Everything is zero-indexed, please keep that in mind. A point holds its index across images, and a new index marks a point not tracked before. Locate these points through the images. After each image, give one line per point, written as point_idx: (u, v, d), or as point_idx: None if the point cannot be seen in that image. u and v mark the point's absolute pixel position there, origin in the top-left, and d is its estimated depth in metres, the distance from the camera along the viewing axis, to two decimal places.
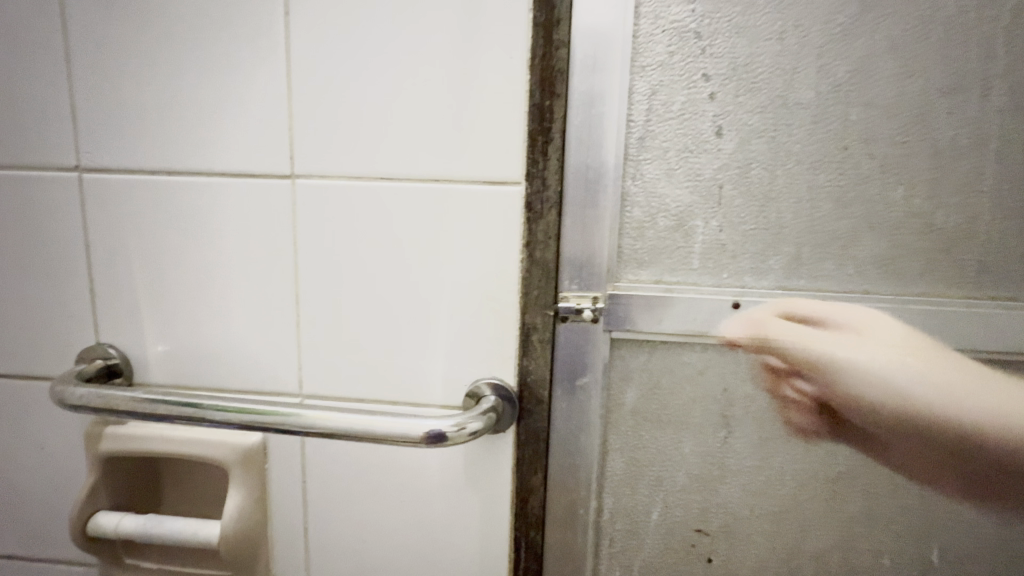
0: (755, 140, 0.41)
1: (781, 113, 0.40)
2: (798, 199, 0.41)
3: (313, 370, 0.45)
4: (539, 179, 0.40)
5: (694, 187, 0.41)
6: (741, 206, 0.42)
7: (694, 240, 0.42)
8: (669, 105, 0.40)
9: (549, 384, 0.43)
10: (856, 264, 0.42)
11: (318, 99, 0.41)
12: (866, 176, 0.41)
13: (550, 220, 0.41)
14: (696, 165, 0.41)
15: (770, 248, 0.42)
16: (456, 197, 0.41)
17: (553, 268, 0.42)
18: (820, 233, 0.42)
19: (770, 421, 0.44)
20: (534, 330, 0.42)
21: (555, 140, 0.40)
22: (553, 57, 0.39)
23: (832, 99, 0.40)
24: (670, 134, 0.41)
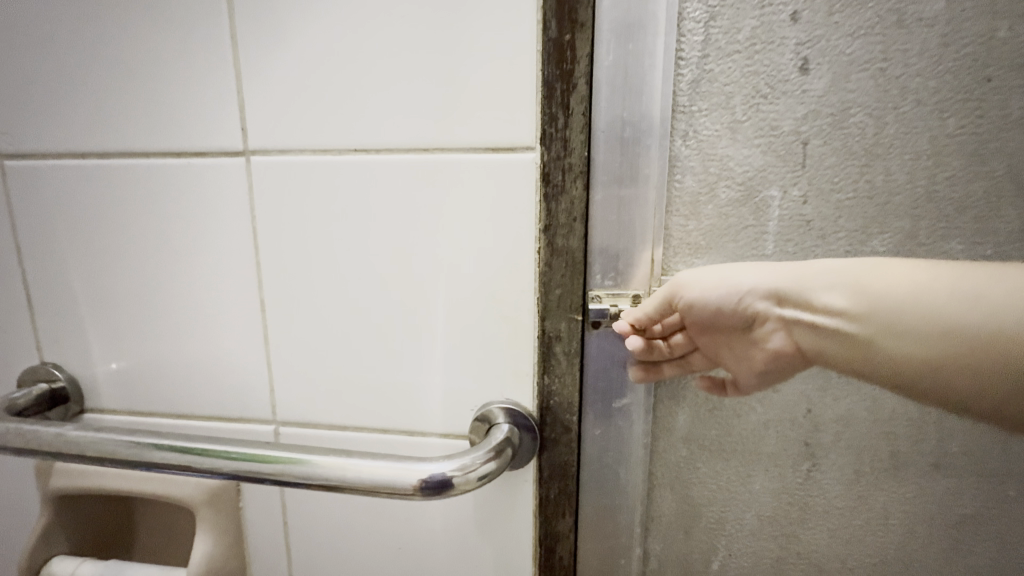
0: (855, 75, 0.30)
1: (896, 35, 0.29)
2: (917, 153, 0.30)
3: (287, 391, 0.37)
4: (558, 142, 0.30)
5: (768, 145, 0.31)
6: (837, 168, 0.31)
7: (768, 217, 0.32)
8: (735, 32, 0.29)
9: (578, 407, 0.34)
10: (996, 241, 0.31)
11: (271, 52, 0.32)
12: (1016, 119, 0.30)
13: (575, 197, 0.31)
14: (772, 114, 0.30)
15: (876, 222, 0.31)
16: (450, 171, 0.32)
17: (580, 260, 0.32)
18: (949, 201, 0.31)
19: (872, 452, 0.34)
20: (557, 340, 0.33)
21: (579, 89, 0.30)
22: None
23: (964, 17, 0.29)
24: (735, 74, 0.30)
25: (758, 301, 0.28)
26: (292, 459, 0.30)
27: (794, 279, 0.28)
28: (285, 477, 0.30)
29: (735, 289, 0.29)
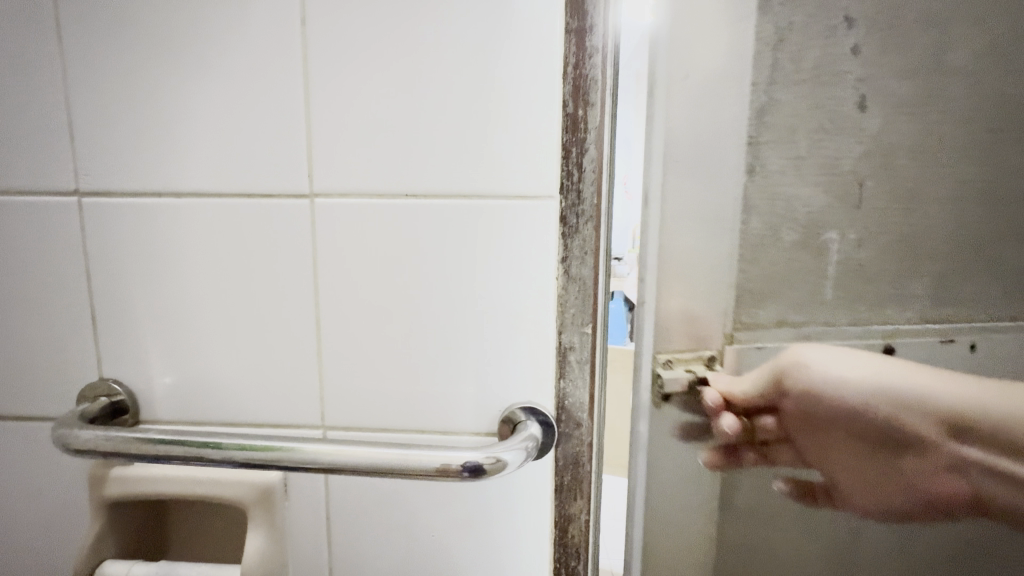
0: (904, 127, 0.60)
1: (860, 101, 0.58)
2: (857, 192, 0.60)
3: (335, 399, 0.42)
4: (574, 192, 0.39)
5: (807, 172, 0.59)
6: (866, 194, 0.61)
7: (796, 231, 0.61)
8: (802, 64, 0.56)
9: (588, 407, 0.41)
10: (873, 283, 0.64)
11: (340, 114, 0.39)
12: (907, 177, 0.61)
13: (586, 234, 0.39)
14: (807, 146, 0.58)
15: (847, 229, 0.61)
16: (486, 213, 0.39)
17: (591, 285, 0.40)
18: (866, 229, 0.62)
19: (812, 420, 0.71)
20: (571, 350, 0.40)
21: (590, 151, 0.38)
22: (586, 65, 0.37)
23: (887, 126, 0.59)
24: (811, 117, 0.58)
25: (848, 385, 0.67)
26: (284, 447, 0.36)
27: (865, 380, 0.67)
28: (333, 466, 0.37)
29: (831, 379, 0.67)
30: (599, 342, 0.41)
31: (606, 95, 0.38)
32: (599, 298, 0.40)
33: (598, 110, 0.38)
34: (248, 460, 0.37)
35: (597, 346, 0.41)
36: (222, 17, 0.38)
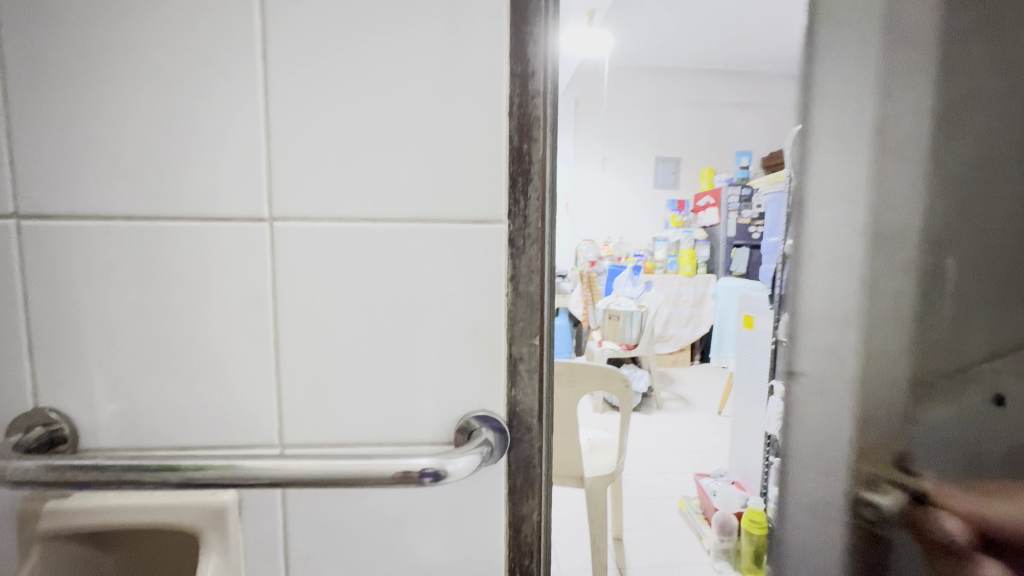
0: (947, 162, 0.77)
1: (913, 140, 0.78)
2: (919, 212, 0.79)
3: (293, 416, 0.43)
4: (520, 217, 0.43)
5: (916, 197, 0.79)
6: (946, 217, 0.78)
7: (946, 264, 0.78)
8: (901, 111, 0.77)
9: (537, 412, 0.45)
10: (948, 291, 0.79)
11: (301, 143, 0.41)
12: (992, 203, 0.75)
13: (532, 255, 0.43)
14: (901, 173, 0.79)
15: (957, 249, 0.78)
16: (440, 236, 0.42)
17: (537, 300, 0.44)
18: (977, 248, 0.77)
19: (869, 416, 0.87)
20: (522, 360, 0.44)
21: (534, 180, 0.43)
22: (529, 105, 0.42)
23: (947, 158, 0.76)
24: (915, 152, 0.78)
25: None
26: (239, 463, 0.38)
27: None
28: (292, 480, 0.38)
29: None
30: (546, 352, 0.45)
31: (548, 131, 0.43)
32: (546, 312, 0.44)
33: (541, 144, 0.43)
34: (204, 480, 0.37)
35: (545, 356, 0.45)
36: (181, 48, 0.40)
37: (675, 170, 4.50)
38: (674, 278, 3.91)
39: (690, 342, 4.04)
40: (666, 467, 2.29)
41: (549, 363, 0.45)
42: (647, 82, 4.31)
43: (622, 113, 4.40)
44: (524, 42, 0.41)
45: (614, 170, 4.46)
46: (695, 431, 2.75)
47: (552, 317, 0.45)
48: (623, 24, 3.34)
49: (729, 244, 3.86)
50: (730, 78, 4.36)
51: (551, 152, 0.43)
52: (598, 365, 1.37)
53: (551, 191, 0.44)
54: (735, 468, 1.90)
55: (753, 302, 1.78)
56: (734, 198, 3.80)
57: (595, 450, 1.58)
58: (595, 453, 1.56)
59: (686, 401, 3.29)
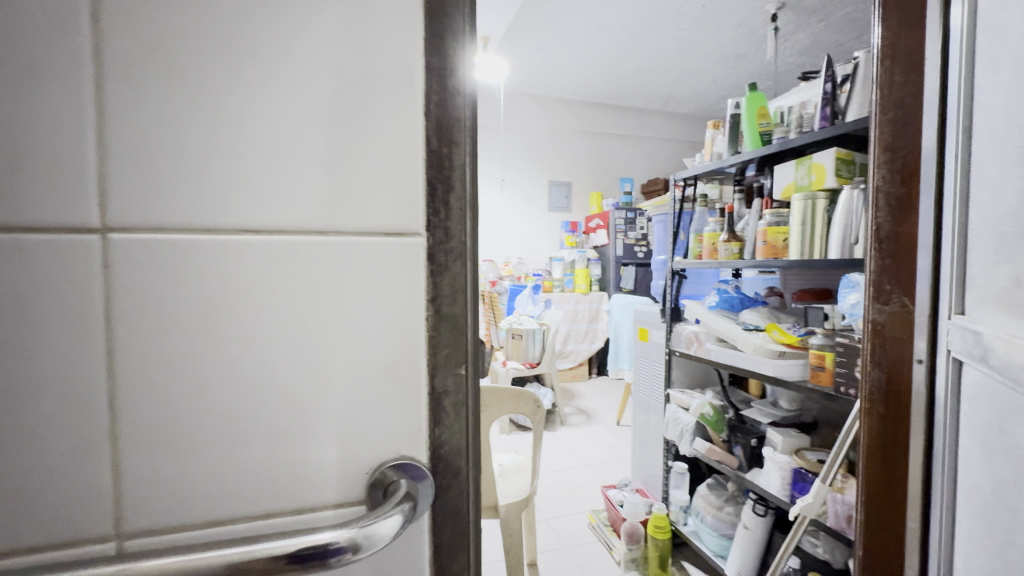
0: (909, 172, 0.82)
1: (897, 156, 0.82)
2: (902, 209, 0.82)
3: (139, 492, 0.33)
4: (441, 229, 0.38)
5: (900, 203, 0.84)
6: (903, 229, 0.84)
7: None
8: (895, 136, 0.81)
9: (465, 451, 0.39)
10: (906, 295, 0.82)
11: (152, 133, 0.32)
12: None
13: (455, 272, 0.38)
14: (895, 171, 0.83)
15: None
16: (342, 252, 0.35)
17: (461, 322, 0.39)
18: None
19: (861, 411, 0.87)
20: (446, 394, 0.38)
21: (455, 189, 0.38)
22: (448, 104, 0.37)
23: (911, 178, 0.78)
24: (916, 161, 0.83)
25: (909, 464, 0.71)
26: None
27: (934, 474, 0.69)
28: None
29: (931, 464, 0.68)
30: (474, 383, 0.40)
31: (470, 136, 0.39)
32: (473, 337, 0.39)
33: (462, 149, 0.38)
34: None
35: (473, 388, 0.40)
36: None
37: (568, 194, 4.76)
38: (571, 296, 4.08)
39: (588, 357, 4.23)
40: (574, 483, 2.32)
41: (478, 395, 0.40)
42: (538, 110, 4.52)
43: (518, 138, 4.56)
44: (441, 35, 0.37)
45: (511, 192, 4.59)
46: (598, 443, 2.85)
47: (479, 342, 0.40)
48: (515, 52, 3.48)
49: (617, 263, 4.14)
50: (612, 111, 4.77)
51: (473, 159, 0.39)
52: (510, 388, 1.31)
53: (475, 204, 0.39)
54: (638, 476, 1.98)
55: (646, 315, 1.90)
56: (620, 220, 4.10)
57: (508, 475, 1.53)
58: (508, 479, 1.50)
59: (588, 414, 3.41)
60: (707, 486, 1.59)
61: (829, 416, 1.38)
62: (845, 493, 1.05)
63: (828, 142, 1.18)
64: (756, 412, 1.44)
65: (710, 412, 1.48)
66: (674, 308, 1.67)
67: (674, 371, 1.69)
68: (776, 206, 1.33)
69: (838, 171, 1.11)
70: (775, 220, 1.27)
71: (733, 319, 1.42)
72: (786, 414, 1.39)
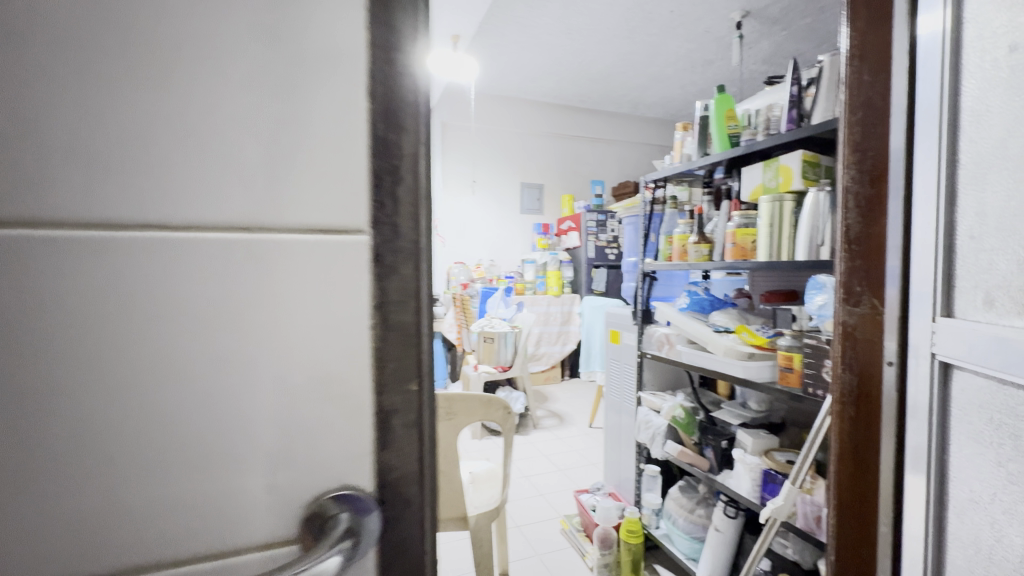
0: None
1: None
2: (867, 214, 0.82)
3: (14, 541, 0.27)
4: (389, 227, 0.33)
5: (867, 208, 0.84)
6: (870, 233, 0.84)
7: None
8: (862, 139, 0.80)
9: (418, 477, 0.35)
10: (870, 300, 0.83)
11: (32, 108, 0.26)
12: None
13: (405, 275, 0.34)
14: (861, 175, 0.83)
15: None
16: (273, 252, 0.31)
17: (412, 330, 0.34)
18: None
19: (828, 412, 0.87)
20: (395, 414, 0.34)
21: (405, 182, 0.34)
22: (395, 85, 0.33)
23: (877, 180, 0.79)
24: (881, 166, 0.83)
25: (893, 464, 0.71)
26: None
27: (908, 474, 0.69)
28: None
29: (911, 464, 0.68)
30: (428, 400, 0.35)
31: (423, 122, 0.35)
32: (427, 348, 0.35)
33: (414, 137, 0.34)
34: None
35: (427, 405, 0.35)
36: None
37: (539, 196, 4.76)
38: (543, 298, 4.07)
39: (560, 359, 4.22)
40: (546, 488, 2.29)
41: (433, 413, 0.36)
42: (510, 112, 4.51)
43: (490, 139, 4.53)
44: (388, 7, 0.32)
45: (483, 194, 4.56)
46: (570, 447, 2.83)
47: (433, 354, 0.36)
48: (485, 52, 3.45)
49: (589, 265, 4.16)
50: (583, 114, 4.80)
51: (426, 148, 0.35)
52: (479, 395, 1.24)
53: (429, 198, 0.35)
54: (611, 479, 1.97)
55: (617, 318, 1.89)
56: (592, 222, 4.12)
57: (478, 484, 1.48)
58: (478, 488, 1.45)
59: (560, 417, 3.39)
60: (678, 488, 1.59)
61: (796, 416, 1.41)
62: (813, 494, 1.06)
63: (794, 144, 1.19)
64: (726, 413, 1.45)
65: (681, 415, 1.48)
66: (645, 310, 1.66)
67: (645, 373, 1.68)
68: (744, 208, 1.34)
69: (805, 173, 1.12)
70: (743, 222, 1.28)
71: (704, 321, 1.42)
72: (755, 415, 1.40)
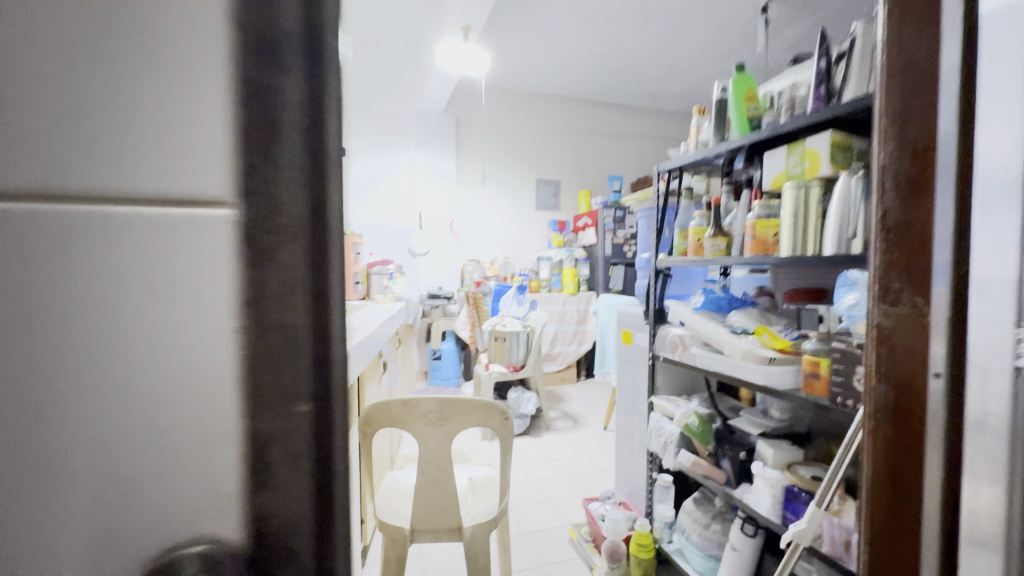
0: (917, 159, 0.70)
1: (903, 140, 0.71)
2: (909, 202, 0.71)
3: None
4: (266, 198, 0.25)
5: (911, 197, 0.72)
6: None
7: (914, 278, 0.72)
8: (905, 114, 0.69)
9: (309, 528, 0.26)
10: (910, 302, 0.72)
11: None
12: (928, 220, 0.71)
13: (289, 263, 0.25)
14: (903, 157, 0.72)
15: None
16: (104, 232, 0.24)
17: (299, 336, 0.26)
18: None
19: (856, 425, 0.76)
20: (275, 444, 0.26)
21: (287, 138, 0.25)
22: (271, 10, 0.25)
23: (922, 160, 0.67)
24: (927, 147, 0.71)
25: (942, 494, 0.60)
26: None
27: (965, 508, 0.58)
28: None
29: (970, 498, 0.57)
30: (327, 430, 0.27)
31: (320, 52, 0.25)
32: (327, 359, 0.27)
33: (299, 75, 0.25)
34: None
35: (324, 437, 0.26)
36: None
37: (556, 192, 4.66)
38: (558, 297, 3.99)
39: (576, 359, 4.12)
40: (556, 494, 2.20)
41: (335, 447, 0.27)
42: (525, 107, 4.43)
43: (505, 135, 4.46)
44: None
45: (498, 190, 4.48)
46: (583, 451, 2.73)
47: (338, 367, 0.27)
48: (498, 44, 3.37)
49: (606, 263, 4.04)
50: (601, 108, 4.68)
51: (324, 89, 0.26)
52: (472, 400, 1.13)
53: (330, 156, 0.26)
54: (622, 488, 1.87)
55: (629, 317, 1.79)
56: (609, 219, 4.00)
57: (477, 492, 1.40)
58: (476, 496, 1.37)
59: (574, 418, 3.29)
60: (693, 501, 1.48)
61: (822, 424, 1.26)
62: (842, 516, 0.94)
63: (822, 126, 1.07)
64: (744, 421, 1.33)
65: (695, 423, 1.37)
66: (658, 309, 1.55)
67: (658, 377, 1.57)
68: (766, 198, 1.22)
69: (834, 157, 1.00)
70: (764, 213, 1.16)
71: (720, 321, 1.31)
72: (778, 425, 1.28)
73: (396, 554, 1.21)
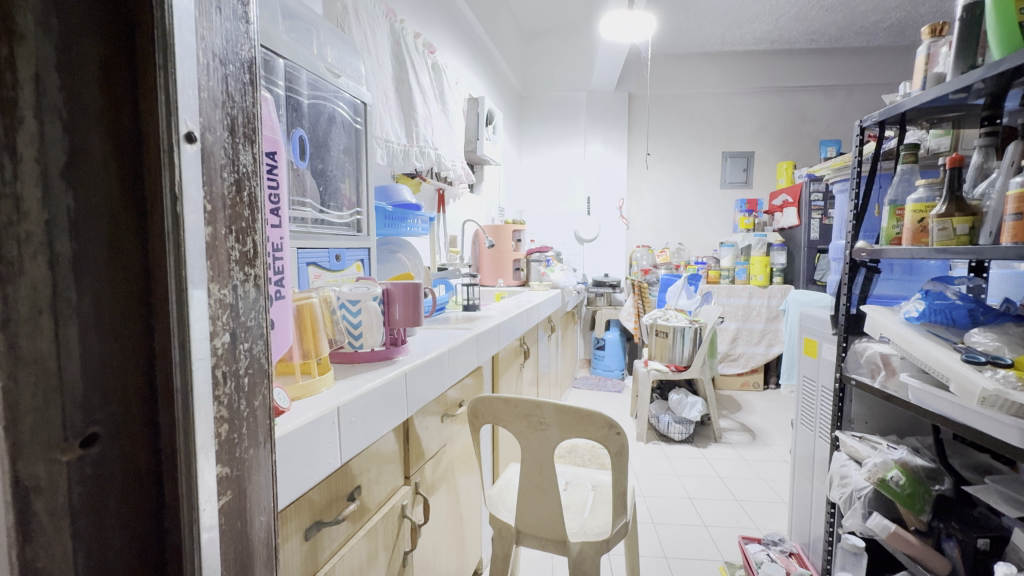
0: None
1: None
2: None
3: None
4: (8, 203, 0.22)
5: None
6: None
7: None
8: None
9: (103, 555, 0.25)
10: None
11: None
12: None
13: (41, 278, 0.23)
14: None
15: None
16: None
17: (52, 360, 0.24)
18: None
19: None
20: (35, 484, 0.23)
21: (33, 138, 0.23)
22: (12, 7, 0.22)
23: None
24: None
25: None
26: None
27: None
28: None
29: None
30: (134, 439, 0.26)
31: (102, 38, 0.24)
32: (134, 362, 0.25)
33: (40, 58, 0.22)
34: None
35: (130, 445, 0.26)
36: None
37: (747, 166, 3.98)
38: (742, 289, 3.44)
39: (764, 363, 3.49)
40: (713, 520, 1.90)
41: (157, 455, 0.26)
42: (711, 71, 3.89)
43: (686, 105, 3.99)
44: None
45: (676, 168, 4.05)
46: (758, 474, 2.29)
47: (176, 371, 0.26)
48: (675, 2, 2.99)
49: (811, 249, 3.26)
50: (815, 58, 3.78)
51: (116, 78, 0.24)
52: (576, 407, 1.01)
53: (132, 147, 0.25)
54: (796, 535, 1.48)
55: (815, 322, 1.38)
56: (817, 195, 3.16)
57: (596, 503, 1.26)
58: (594, 508, 1.24)
59: (753, 432, 2.80)
60: None
61: None
62: None
63: None
64: (989, 492, 0.89)
65: (899, 480, 0.96)
66: (852, 316, 1.15)
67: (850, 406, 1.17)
68: None
69: None
70: None
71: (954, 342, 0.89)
72: None
73: (502, 551, 1.18)
